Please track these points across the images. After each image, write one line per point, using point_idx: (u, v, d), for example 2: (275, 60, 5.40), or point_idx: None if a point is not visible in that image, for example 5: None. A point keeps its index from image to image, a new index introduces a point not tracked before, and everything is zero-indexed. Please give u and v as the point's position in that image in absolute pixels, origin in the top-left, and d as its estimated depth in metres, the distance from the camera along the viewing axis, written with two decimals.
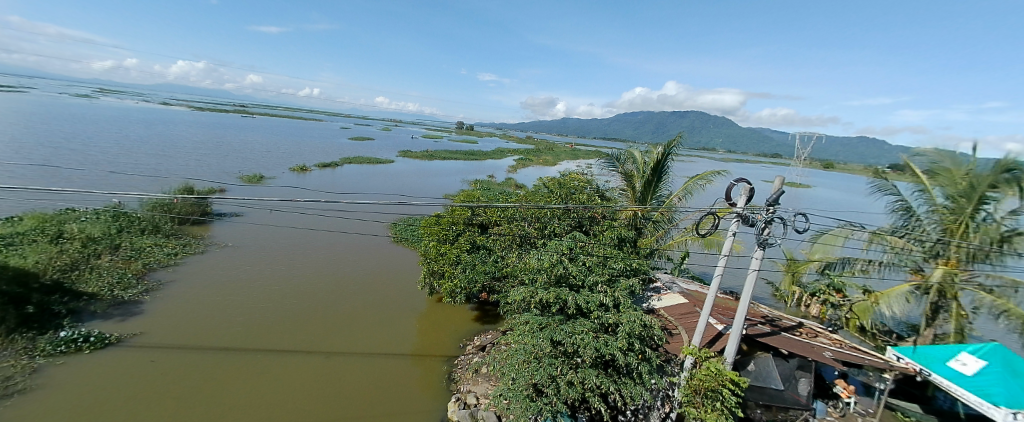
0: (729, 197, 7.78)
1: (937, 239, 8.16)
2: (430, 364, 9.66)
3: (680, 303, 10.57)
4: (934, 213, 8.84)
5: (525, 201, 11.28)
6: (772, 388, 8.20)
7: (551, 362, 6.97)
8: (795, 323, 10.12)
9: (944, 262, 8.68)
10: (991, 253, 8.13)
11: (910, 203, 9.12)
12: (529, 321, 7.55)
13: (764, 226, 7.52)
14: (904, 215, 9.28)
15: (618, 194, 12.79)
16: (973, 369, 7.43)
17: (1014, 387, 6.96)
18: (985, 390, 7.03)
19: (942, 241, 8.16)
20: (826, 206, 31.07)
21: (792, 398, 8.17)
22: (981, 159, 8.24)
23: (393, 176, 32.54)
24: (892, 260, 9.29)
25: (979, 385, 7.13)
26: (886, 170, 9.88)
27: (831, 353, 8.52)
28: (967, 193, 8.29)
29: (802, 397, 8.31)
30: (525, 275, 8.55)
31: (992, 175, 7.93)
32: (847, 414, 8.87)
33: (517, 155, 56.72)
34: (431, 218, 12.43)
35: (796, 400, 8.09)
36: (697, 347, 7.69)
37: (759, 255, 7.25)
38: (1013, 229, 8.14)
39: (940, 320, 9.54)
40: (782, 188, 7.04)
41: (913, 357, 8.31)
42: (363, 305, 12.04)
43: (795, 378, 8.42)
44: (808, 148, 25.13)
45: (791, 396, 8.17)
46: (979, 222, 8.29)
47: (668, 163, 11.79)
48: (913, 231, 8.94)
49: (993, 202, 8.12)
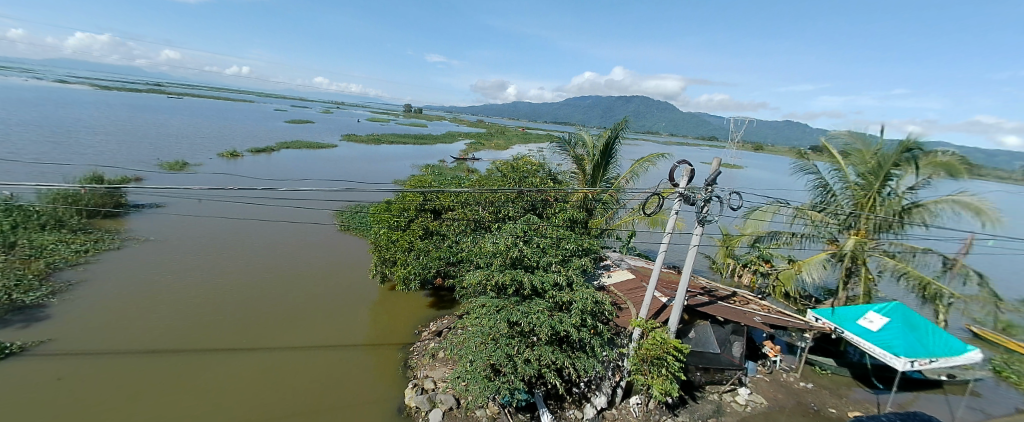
0: (672, 179, 8.22)
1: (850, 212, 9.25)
2: (385, 353, 9.53)
3: (629, 278, 11.21)
4: (848, 189, 10.00)
5: (478, 186, 11.21)
6: (710, 352, 9.02)
7: (508, 343, 7.12)
8: (730, 292, 11.03)
9: (855, 232, 9.81)
10: (893, 223, 9.31)
11: (827, 181, 10.25)
12: (485, 304, 7.66)
13: (703, 204, 8.10)
14: (822, 192, 10.42)
15: (569, 177, 13.10)
16: (878, 325, 8.57)
17: (910, 339, 8.12)
18: (888, 343, 8.16)
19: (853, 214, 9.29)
20: (756, 185, 33.85)
21: (727, 360, 9.10)
22: (886, 141, 9.28)
23: (338, 161, 31.04)
24: (812, 232, 10.46)
25: (883, 339, 8.26)
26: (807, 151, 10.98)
27: (760, 317, 9.42)
28: (875, 171, 9.39)
29: (736, 358, 9.22)
30: (480, 258, 8.64)
31: (896, 154, 8.94)
32: (773, 371, 9.88)
33: (467, 138, 56.04)
34: (381, 204, 12.05)
35: (731, 362, 9.06)
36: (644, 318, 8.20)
37: (700, 232, 7.69)
38: (912, 202, 9.41)
39: (852, 283, 10.78)
40: (719, 170, 7.49)
41: (830, 318, 9.39)
42: (312, 298, 11.50)
43: (730, 342, 9.32)
44: (741, 131, 27.13)
45: (726, 358, 9.10)
46: (884, 197, 9.51)
47: (616, 145, 12.26)
48: (830, 206, 10.10)
49: (895, 178, 9.32)
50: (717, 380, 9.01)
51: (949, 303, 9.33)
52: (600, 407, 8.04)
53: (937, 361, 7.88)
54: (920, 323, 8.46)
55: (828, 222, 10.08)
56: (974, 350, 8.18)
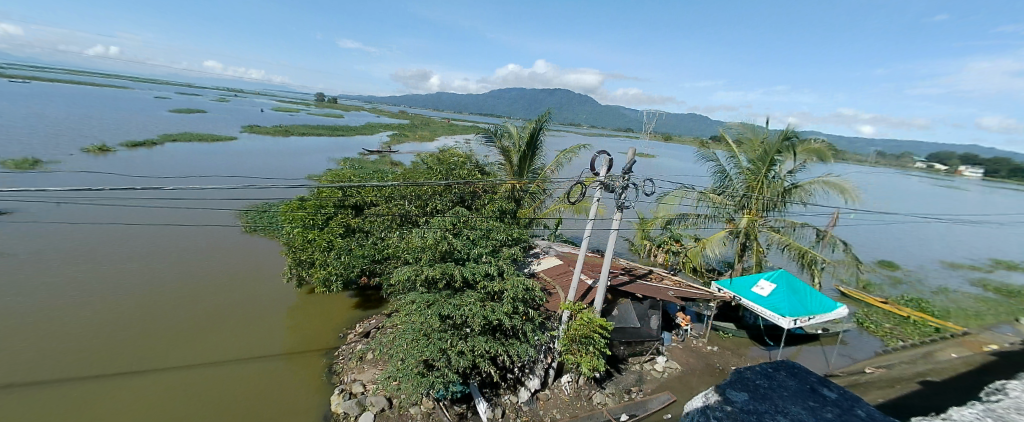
0: (593, 168, 8.61)
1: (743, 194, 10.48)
2: (308, 360, 8.88)
3: (557, 264, 11.63)
4: (741, 174, 11.32)
5: (403, 179, 10.80)
6: (631, 327, 9.73)
7: (441, 337, 7.03)
8: (647, 271, 11.99)
9: (748, 212, 11.21)
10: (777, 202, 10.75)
11: (724, 167, 11.49)
12: (415, 300, 7.46)
13: (621, 191, 8.67)
14: (721, 177, 11.67)
15: (496, 168, 13.17)
16: (768, 291, 9.92)
17: (792, 301, 9.58)
18: (776, 305, 9.55)
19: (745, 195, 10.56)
20: (667, 172, 36.97)
21: (646, 332, 9.94)
22: (771, 130, 10.58)
23: (242, 156, 27.91)
24: (713, 213, 11.71)
25: (772, 303, 9.64)
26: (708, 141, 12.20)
27: (674, 291, 10.36)
28: (762, 157, 10.69)
29: (653, 330, 10.13)
30: (408, 254, 8.40)
31: (778, 142, 10.28)
32: (685, 339, 10.96)
33: (389, 130, 53.60)
34: (293, 202, 11.12)
35: (649, 334, 9.91)
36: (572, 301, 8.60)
37: (620, 217, 8.22)
38: (793, 184, 10.90)
39: (746, 255, 12.27)
40: (634, 159, 8.04)
41: (729, 288, 10.67)
42: (221, 308, 10.33)
43: (648, 316, 10.19)
44: (653, 122, 29.34)
45: (645, 331, 9.93)
46: (770, 179, 10.84)
47: (540, 137, 12.58)
48: (727, 189, 11.36)
49: (779, 163, 10.67)
50: (638, 352, 9.77)
51: (822, 268, 10.96)
52: (534, 388, 8.30)
53: (812, 317, 9.45)
54: (799, 286, 9.90)
55: (726, 204, 11.31)
56: (843, 305, 9.82)
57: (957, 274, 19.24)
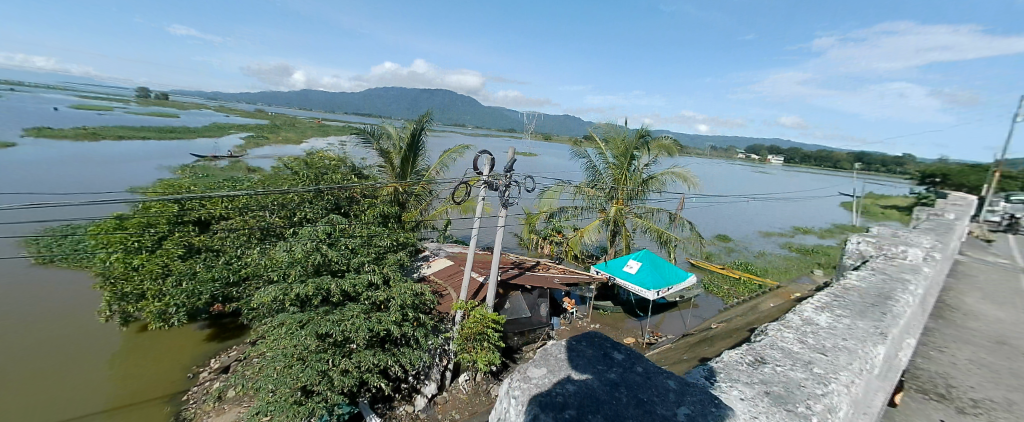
0: (477, 168, 8.77)
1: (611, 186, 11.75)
2: (143, 413, 7.25)
3: (447, 265, 11.52)
4: (608, 168, 12.66)
5: (261, 187, 9.54)
6: (523, 317, 10.15)
7: (320, 358, 6.39)
8: (534, 262, 12.66)
9: (616, 202, 12.48)
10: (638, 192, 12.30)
11: (594, 163, 12.74)
12: (285, 322, 6.63)
13: (505, 188, 8.96)
14: (592, 171, 12.89)
15: (376, 171, 12.47)
16: (635, 268, 11.37)
17: (653, 275, 11.16)
18: (642, 280, 11.00)
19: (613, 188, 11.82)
20: (549, 170, 39.59)
21: (537, 320, 10.53)
22: (629, 130, 12.16)
23: (29, 168, 21.51)
24: (588, 204, 12.88)
25: (639, 278, 11.07)
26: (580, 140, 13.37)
27: (559, 279, 11.12)
28: (623, 153, 12.12)
29: (543, 317, 10.77)
30: (273, 271, 7.46)
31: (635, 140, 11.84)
32: (572, 321, 11.84)
33: (248, 132, 46.82)
34: (108, 223, 8.96)
35: (539, 321, 10.51)
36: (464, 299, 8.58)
37: (504, 214, 8.48)
38: (648, 175, 12.68)
39: (617, 240, 13.75)
40: (514, 157, 8.44)
41: (605, 269, 11.86)
42: (6, 366, 7.84)
43: (538, 305, 10.78)
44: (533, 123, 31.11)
45: (536, 319, 10.49)
46: (631, 172, 12.42)
47: (422, 137, 12.27)
48: (598, 182, 12.58)
49: (637, 157, 12.33)
50: (531, 340, 10.27)
51: (676, 245, 12.74)
52: (431, 394, 8.10)
53: (670, 287, 11.12)
54: (660, 262, 11.59)
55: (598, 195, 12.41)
56: (691, 275, 11.70)
57: (766, 241, 24.50)
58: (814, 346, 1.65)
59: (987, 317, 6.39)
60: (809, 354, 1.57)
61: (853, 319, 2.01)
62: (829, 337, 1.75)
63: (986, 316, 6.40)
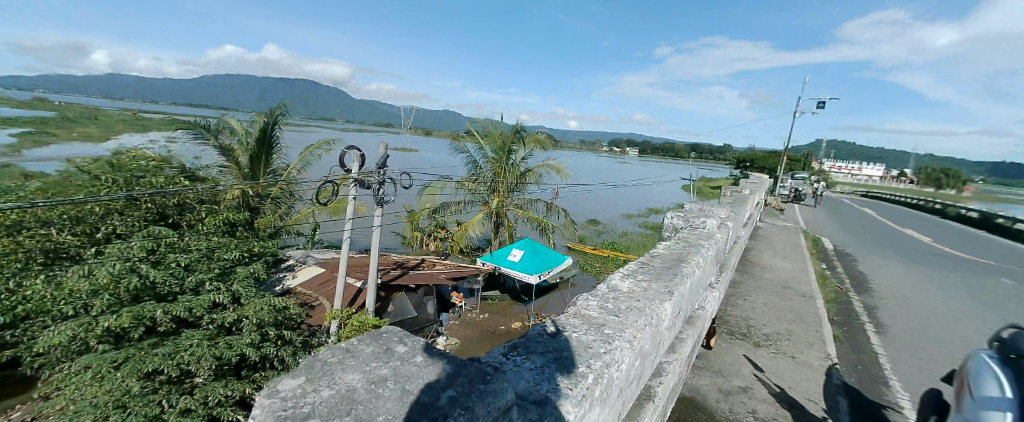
0: (345, 165, 8.04)
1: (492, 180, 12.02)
2: None
3: (318, 273, 10.46)
4: (488, 162, 12.94)
5: (36, 197, 7.24)
6: (409, 318, 9.78)
7: (146, 402, 5.19)
8: (419, 260, 12.29)
9: (497, 194, 12.88)
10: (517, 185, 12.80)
11: (474, 158, 12.86)
12: (89, 366, 5.23)
13: (379, 186, 8.38)
14: (472, 166, 13.00)
15: (217, 173, 10.36)
16: (518, 256, 12.04)
17: (535, 261, 11.96)
18: (525, 267, 11.71)
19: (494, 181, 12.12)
20: (430, 164, 38.84)
21: (425, 319, 10.25)
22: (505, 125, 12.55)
23: None
24: (471, 198, 12.99)
25: (523, 265, 11.76)
26: (459, 134, 13.34)
27: (446, 275, 10.94)
28: (502, 148, 12.46)
29: (431, 315, 10.57)
30: (66, 304, 5.80)
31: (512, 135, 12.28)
32: (461, 315, 11.90)
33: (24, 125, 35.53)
34: None
35: (427, 319, 10.25)
36: (339, 309, 8.06)
37: (380, 213, 8.03)
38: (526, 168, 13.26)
39: (501, 231, 14.11)
40: (387, 153, 8.01)
41: (490, 260, 12.27)
42: None
43: (424, 303, 10.55)
44: (410, 117, 30.09)
45: (424, 318, 10.22)
46: (510, 165, 12.87)
47: (275, 131, 10.89)
48: (479, 176, 12.73)
49: (515, 152, 12.80)
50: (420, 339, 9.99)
51: (554, 232, 13.73)
52: None
53: (551, 270, 12.07)
54: (539, 248, 12.51)
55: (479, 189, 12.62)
56: (568, 257, 12.85)
57: (627, 221, 28.05)
58: (610, 310, 1.89)
59: (773, 268, 8.34)
60: (604, 318, 1.79)
61: (649, 281, 2.37)
62: (625, 300, 2.03)
63: (772, 268, 8.35)
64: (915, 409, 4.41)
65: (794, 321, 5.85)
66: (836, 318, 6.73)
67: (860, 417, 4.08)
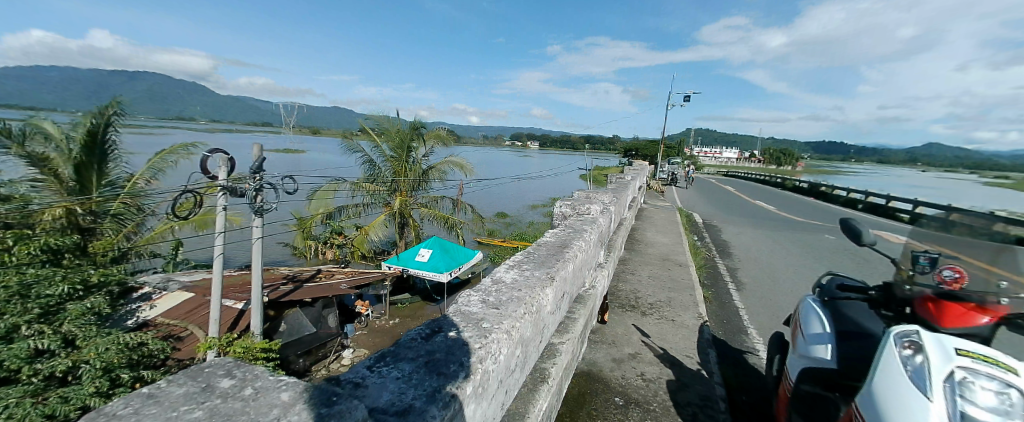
0: (207, 171, 6.85)
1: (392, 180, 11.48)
2: None
3: (186, 299, 8.83)
4: (386, 161, 12.31)
5: None
6: (307, 334, 8.68)
7: None
8: (314, 272, 11.10)
9: (399, 194, 12.28)
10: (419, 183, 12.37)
11: (370, 157, 12.16)
12: None
13: (255, 193, 7.29)
14: (369, 165, 12.28)
15: (27, 188, 7.98)
16: (427, 256, 11.73)
17: (445, 259, 11.73)
18: (436, 265, 11.43)
19: None
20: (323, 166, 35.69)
21: (326, 333, 9.22)
22: (402, 121, 12.08)
23: None
24: (370, 201, 12.12)
25: (433, 264, 11.45)
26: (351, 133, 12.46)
27: (346, 284, 10.21)
28: (400, 145, 11.96)
29: (332, 328, 9.54)
30: None
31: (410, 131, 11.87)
32: (367, 323, 11.19)
33: None
34: None
35: (328, 333, 9.24)
36: (217, 337, 6.80)
37: (260, 223, 7.06)
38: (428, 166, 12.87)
39: (407, 232, 13.49)
40: (264, 155, 7.07)
41: (397, 263, 11.76)
42: None
43: (323, 317, 9.47)
44: (294, 115, 27.25)
45: (324, 332, 9.18)
46: (410, 163, 12.41)
47: (109, 135, 9.05)
48: (376, 177, 11.99)
49: (415, 149, 12.43)
50: (320, 356, 8.96)
51: (462, 228, 13.51)
52: None
53: (461, 267, 11.94)
54: (449, 246, 12.16)
55: (379, 190, 11.93)
56: (478, 252, 12.81)
57: (532, 212, 29.10)
58: (491, 303, 1.89)
59: (655, 244, 9.37)
60: (484, 312, 1.78)
61: (532, 270, 2.46)
62: (507, 292, 2.06)
63: (654, 244, 9.37)
64: (765, 349, 5.29)
65: (672, 288, 6.63)
66: (706, 283, 7.81)
67: (724, 364, 4.76)
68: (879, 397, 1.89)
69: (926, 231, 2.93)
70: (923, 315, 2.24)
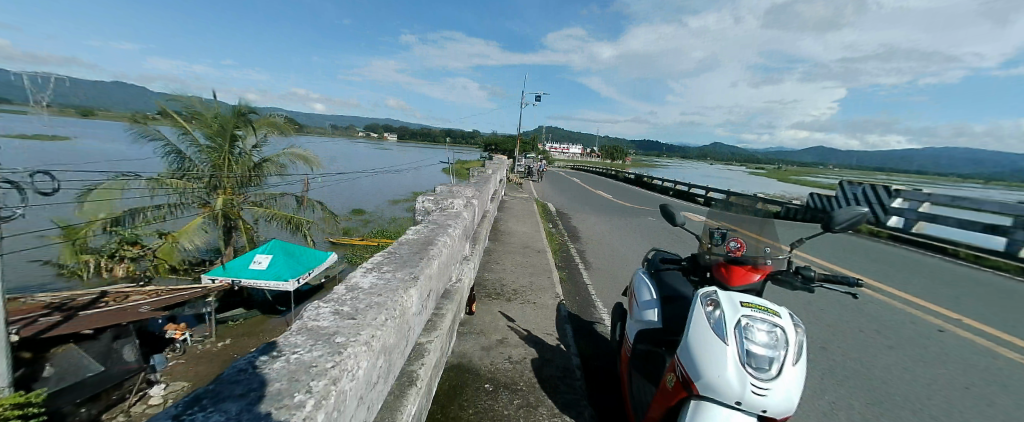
0: None
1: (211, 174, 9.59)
2: None
3: None
4: (201, 152, 10.21)
5: None
6: (90, 375, 6.56)
7: None
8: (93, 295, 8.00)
9: (222, 192, 10.22)
10: (249, 178, 10.52)
11: (177, 147, 9.91)
12: None
13: None
14: (177, 158, 10.00)
15: None
16: (266, 263, 10.29)
17: (288, 264, 10.52)
18: (279, 273, 10.16)
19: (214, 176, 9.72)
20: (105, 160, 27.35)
21: (121, 369, 7.13)
22: (220, 104, 10.13)
23: None
24: (179, 201, 9.93)
25: (275, 271, 10.16)
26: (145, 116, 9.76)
27: (148, 306, 7.77)
28: (219, 133, 10.05)
29: (132, 362, 7.38)
30: None
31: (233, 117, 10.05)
32: (186, 350, 9.09)
33: None
34: None
35: (125, 368, 7.18)
36: None
37: None
38: (261, 158, 11.10)
39: (235, 236, 11.38)
40: None
41: (224, 274, 9.92)
42: None
43: (116, 351, 7.19)
44: None
45: (118, 368, 7.09)
46: (236, 155, 10.56)
47: None
48: (189, 171, 9.93)
49: (240, 138, 10.53)
50: (115, 400, 6.93)
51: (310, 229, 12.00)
52: None
53: (312, 272, 10.82)
54: (293, 249, 11.01)
55: (192, 187, 9.70)
56: (331, 253, 11.71)
57: (392, 207, 27.74)
58: (346, 313, 1.67)
59: (516, 233, 9.90)
60: (337, 325, 1.56)
61: (393, 271, 2.28)
62: (364, 298, 1.85)
63: (515, 233, 9.90)
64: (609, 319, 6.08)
65: (532, 273, 7.09)
66: (561, 266, 8.60)
67: (578, 337, 5.29)
68: (696, 348, 2.32)
69: (718, 213, 3.79)
70: (719, 278, 2.84)
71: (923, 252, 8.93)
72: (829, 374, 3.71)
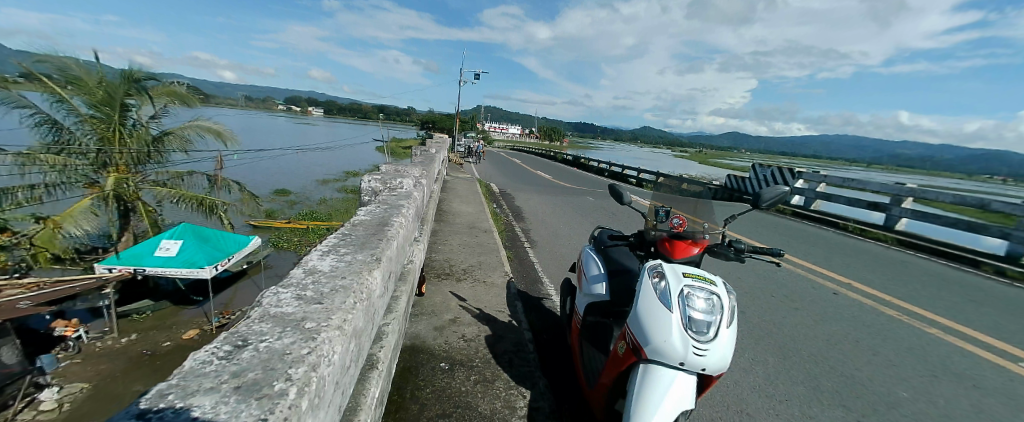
0: None
1: (98, 149, 8.31)
2: None
3: None
4: (83, 123, 8.77)
5: None
6: None
7: None
8: None
9: (114, 169, 8.89)
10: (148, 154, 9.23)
11: (53, 117, 8.54)
12: None
13: None
14: (52, 129, 8.64)
15: None
16: (176, 249, 9.30)
17: (201, 250, 9.66)
18: (191, 260, 9.30)
19: (103, 151, 8.46)
20: None
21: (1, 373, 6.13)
22: (105, 67, 8.72)
23: None
24: (57, 180, 8.50)
25: (186, 258, 9.24)
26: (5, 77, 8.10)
27: (30, 299, 6.53)
28: (105, 101, 8.66)
29: (15, 365, 6.38)
30: None
31: (123, 84, 8.76)
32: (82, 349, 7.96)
33: None
34: None
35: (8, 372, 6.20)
36: None
37: None
38: (161, 131, 9.78)
39: (134, 220, 10.05)
40: None
41: (121, 263, 8.71)
42: None
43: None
44: None
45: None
46: (129, 127, 9.20)
47: None
48: (69, 145, 8.60)
49: (133, 108, 9.16)
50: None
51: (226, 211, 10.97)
52: None
53: (230, 259, 10.10)
54: (206, 233, 10.12)
55: (73, 163, 8.47)
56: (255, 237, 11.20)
57: (322, 188, 26.06)
58: (311, 298, 1.59)
59: (461, 214, 9.82)
60: (304, 311, 1.48)
61: (353, 254, 2.19)
62: (328, 282, 1.77)
63: (459, 214, 9.82)
64: (556, 294, 6.35)
65: (481, 253, 7.13)
66: (507, 245, 8.74)
67: (528, 313, 5.46)
68: (646, 318, 2.50)
69: (662, 194, 3.96)
70: (663, 251, 3.07)
71: (819, 226, 10.31)
72: (749, 334, 4.22)
